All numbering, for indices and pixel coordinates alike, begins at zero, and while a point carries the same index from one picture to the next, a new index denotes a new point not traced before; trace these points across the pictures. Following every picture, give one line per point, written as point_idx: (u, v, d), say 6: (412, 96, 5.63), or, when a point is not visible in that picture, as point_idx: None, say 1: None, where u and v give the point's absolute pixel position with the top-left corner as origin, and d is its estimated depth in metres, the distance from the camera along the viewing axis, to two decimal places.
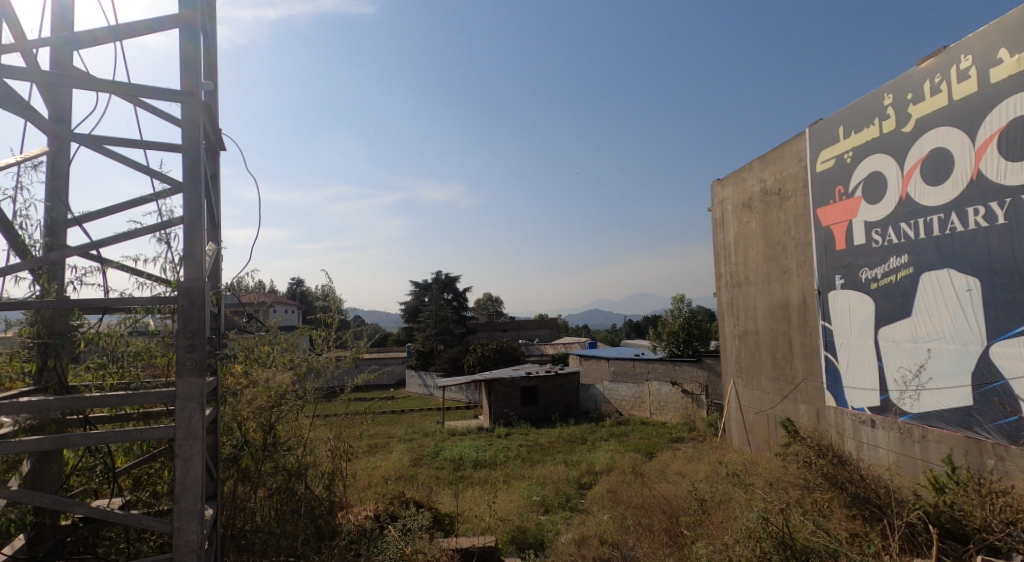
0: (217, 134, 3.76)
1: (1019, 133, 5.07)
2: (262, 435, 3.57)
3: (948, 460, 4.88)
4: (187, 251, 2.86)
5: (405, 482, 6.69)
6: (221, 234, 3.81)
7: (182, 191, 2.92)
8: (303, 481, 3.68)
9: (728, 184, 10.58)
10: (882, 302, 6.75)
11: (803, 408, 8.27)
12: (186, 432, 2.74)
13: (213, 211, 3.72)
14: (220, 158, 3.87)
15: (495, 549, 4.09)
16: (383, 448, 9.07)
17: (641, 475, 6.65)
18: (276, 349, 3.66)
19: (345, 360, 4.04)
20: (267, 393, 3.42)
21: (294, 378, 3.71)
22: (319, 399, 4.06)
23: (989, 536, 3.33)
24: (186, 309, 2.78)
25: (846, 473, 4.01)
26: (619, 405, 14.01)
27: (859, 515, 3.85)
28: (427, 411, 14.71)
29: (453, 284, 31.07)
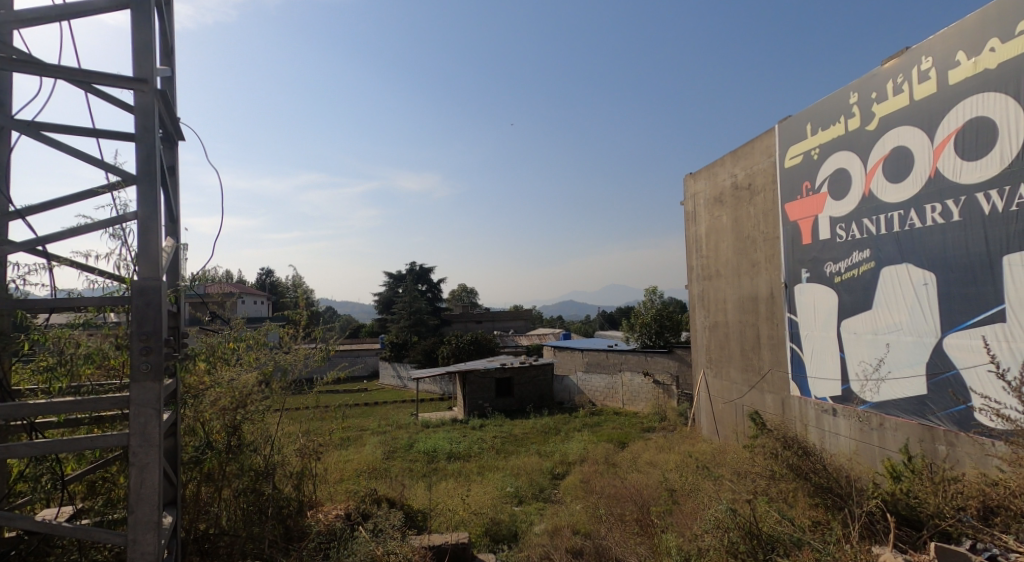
0: (174, 123, 3.65)
1: (974, 133, 5.28)
2: (227, 439, 3.46)
3: (905, 449, 5.08)
4: (142, 250, 2.78)
5: (379, 477, 6.65)
6: (180, 229, 3.71)
7: (136, 184, 2.82)
8: (269, 482, 3.69)
9: (700, 178, 10.73)
10: (845, 295, 6.97)
11: (769, 397, 8.51)
12: (142, 438, 2.70)
13: (171, 206, 3.61)
14: (178, 148, 3.76)
15: (467, 546, 4.11)
16: (355, 441, 8.99)
17: (613, 465, 6.76)
18: (241, 346, 3.62)
19: (313, 359, 4.08)
20: (231, 396, 3.37)
21: (261, 378, 3.70)
22: (288, 394, 4.03)
23: (942, 522, 3.49)
24: (141, 310, 2.72)
25: (810, 463, 4.14)
26: (592, 396, 14.19)
27: (821, 505, 3.98)
28: (401, 403, 14.63)
29: (427, 275, 30.82)
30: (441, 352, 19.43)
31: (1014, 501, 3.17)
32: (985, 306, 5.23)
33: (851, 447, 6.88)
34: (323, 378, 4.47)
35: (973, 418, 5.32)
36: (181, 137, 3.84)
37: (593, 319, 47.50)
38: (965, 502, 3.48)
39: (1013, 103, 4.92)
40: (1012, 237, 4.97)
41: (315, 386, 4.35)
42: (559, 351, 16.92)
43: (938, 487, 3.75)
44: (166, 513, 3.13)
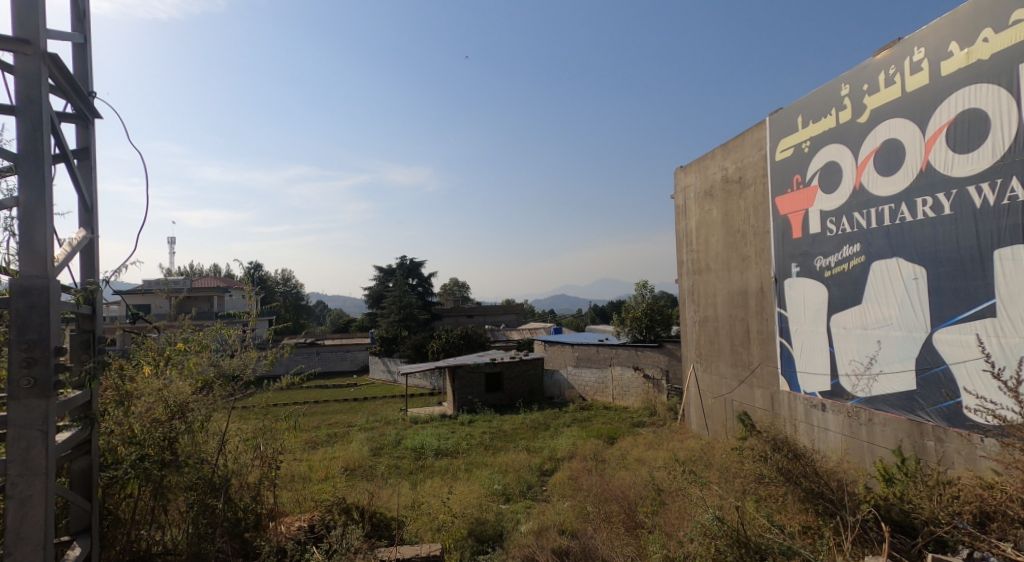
0: (85, 101, 3.50)
1: (966, 126, 5.24)
2: (163, 451, 3.26)
3: (897, 451, 4.93)
4: (24, 241, 2.75)
5: (364, 476, 6.52)
6: (96, 220, 3.53)
7: (20, 166, 2.78)
8: (221, 495, 3.49)
9: (691, 171, 10.64)
10: (835, 290, 6.91)
11: (758, 393, 8.47)
12: (27, 467, 2.71)
13: (84, 193, 3.47)
14: (93, 128, 3.61)
15: (439, 555, 3.99)
16: (343, 437, 8.85)
17: (601, 461, 6.70)
18: (187, 352, 3.60)
19: (263, 361, 3.82)
20: (164, 405, 3.25)
21: (198, 387, 3.51)
22: (240, 396, 3.85)
23: (937, 530, 3.42)
24: (24, 314, 2.73)
25: (800, 467, 4.03)
26: (583, 390, 14.15)
27: (812, 510, 3.90)
28: (390, 398, 14.47)
29: (418, 269, 30.59)
30: (431, 347, 19.29)
31: (1012, 506, 3.17)
32: (976, 301, 5.20)
33: (840, 443, 6.84)
34: (280, 380, 4.04)
35: (962, 414, 5.30)
36: (97, 116, 3.69)
37: (584, 314, 47.47)
38: (961, 509, 3.40)
39: (1005, 94, 4.88)
40: (1003, 231, 4.94)
41: (271, 386, 4.01)
42: (550, 346, 16.82)
43: (933, 492, 3.66)
44: (74, 543, 3.13)
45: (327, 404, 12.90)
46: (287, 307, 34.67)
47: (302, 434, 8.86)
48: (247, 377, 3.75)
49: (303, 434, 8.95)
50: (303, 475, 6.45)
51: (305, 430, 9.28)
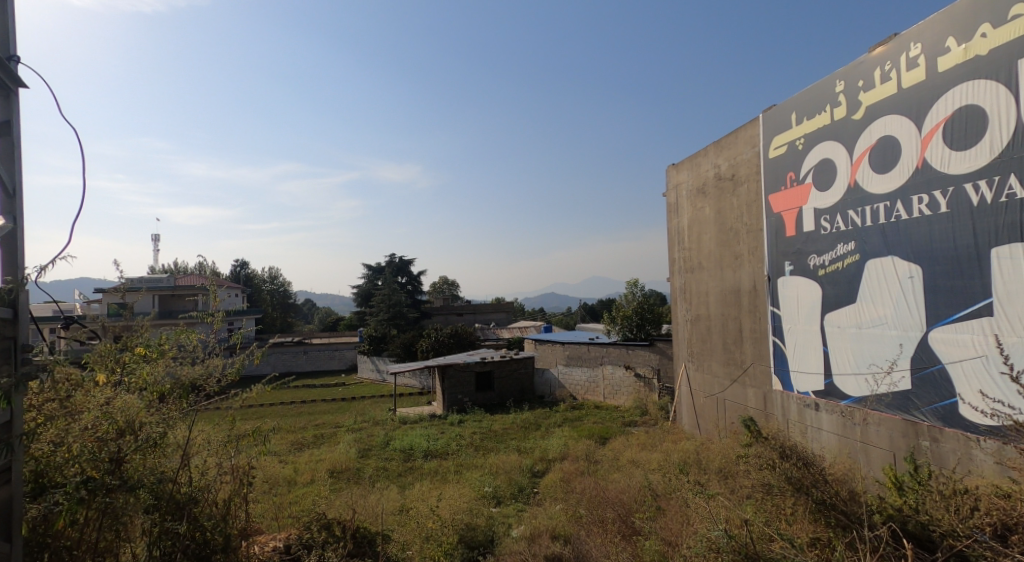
0: (3, 67, 3.00)
1: (964, 123, 5.20)
2: (108, 472, 3.04)
3: (910, 459, 4.57)
4: None
5: (352, 480, 6.35)
6: (18, 207, 3.04)
7: None
8: (183, 518, 3.39)
9: (683, 169, 10.55)
10: (829, 288, 6.85)
11: (751, 392, 8.41)
12: None
13: (2, 175, 2.96)
14: (18, 99, 3.11)
15: None
16: (330, 439, 8.65)
17: (594, 462, 6.58)
18: (141, 360, 3.46)
19: (229, 368, 3.66)
20: (111, 422, 3.09)
21: (150, 399, 3.33)
22: (200, 408, 3.65)
23: (957, 544, 3.19)
24: None
25: (810, 476, 3.89)
26: (573, 389, 14.05)
27: (823, 521, 3.72)
28: (379, 398, 14.25)
29: (407, 267, 30.34)
30: (420, 345, 19.08)
31: None
32: (972, 299, 5.17)
33: (835, 443, 6.79)
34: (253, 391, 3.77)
35: (958, 413, 5.28)
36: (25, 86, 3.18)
37: (573, 312, 47.40)
38: (981, 521, 3.22)
39: (1004, 90, 4.86)
40: (1001, 229, 4.91)
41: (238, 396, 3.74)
42: (539, 345, 16.68)
43: (951, 504, 3.52)
44: None
45: (315, 404, 12.68)
46: (274, 305, 34.23)
47: (288, 435, 8.65)
48: (211, 388, 3.60)
49: (289, 434, 8.75)
50: (287, 479, 6.26)
51: (291, 431, 9.08)
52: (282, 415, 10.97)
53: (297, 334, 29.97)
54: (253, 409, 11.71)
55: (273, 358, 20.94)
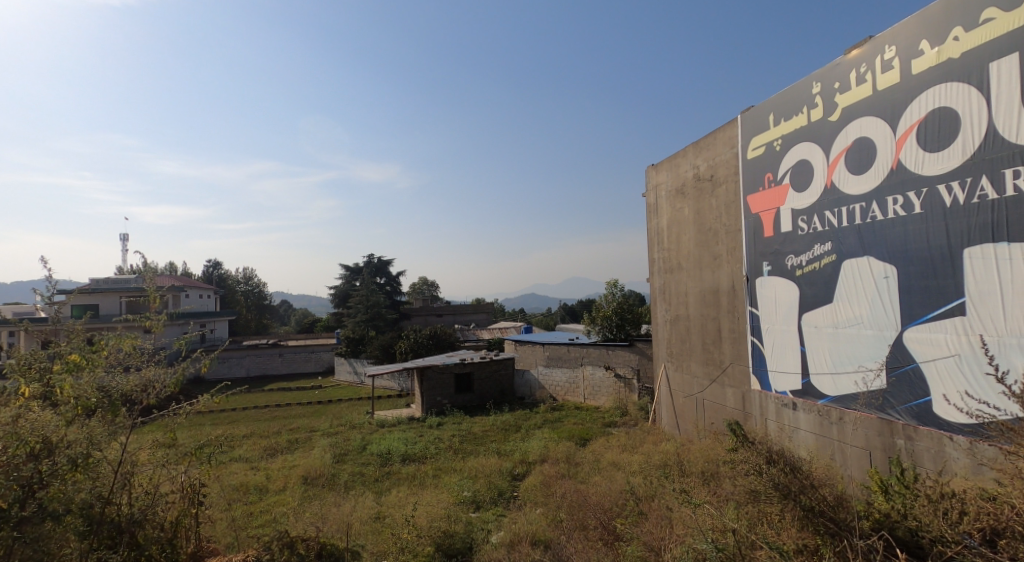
0: None
1: (937, 125, 5.26)
2: (19, 502, 3.04)
3: (897, 460, 4.51)
4: None
5: (327, 486, 6.16)
6: None
7: None
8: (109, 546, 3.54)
9: (663, 169, 10.56)
10: (807, 288, 6.89)
11: (730, 392, 8.43)
12: None
13: None
14: None
15: None
16: (305, 443, 8.44)
17: (574, 465, 6.52)
18: (70, 368, 3.44)
19: (168, 380, 3.80)
20: (24, 442, 3.10)
21: (79, 413, 3.39)
22: (136, 422, 3.78)
23: (947, 551, 3.22)
24: None
25: (797, 483, 3.83)
26: (554, 391, 13.98)
27: (811, 529, 3.67)
28: (356, 401, 14.01)
29: (385, 268, 30.00)
30: (398, 347, 18.83)
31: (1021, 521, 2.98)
32: (945, 299, 5.24)
33: (812, 442, 6.83)
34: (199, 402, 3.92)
35: (932, 411, 5.34)
36: None
37: (553, 312, 47.47)
38: (970, 527, 3.23)
39: (976, 93, 4.95)
40: (973, 230, 4.99)
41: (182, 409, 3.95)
42: (520, 346, 16.57)
43: (938, 507, 3.51)
44: None
45: (290, 408, 12.37)
46: (249, 307, 33.48)
47: (261, 440, 8.40)
48: (146, 402, 3.73)
49: (262, 440, 8.49)
50: (259, 486, 6.05)
51: (265, 436, 8.83)
52: (255, 420, 10.68)
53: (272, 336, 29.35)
54: (226, 414, 11.37)
55: (247, 360, 20.44)
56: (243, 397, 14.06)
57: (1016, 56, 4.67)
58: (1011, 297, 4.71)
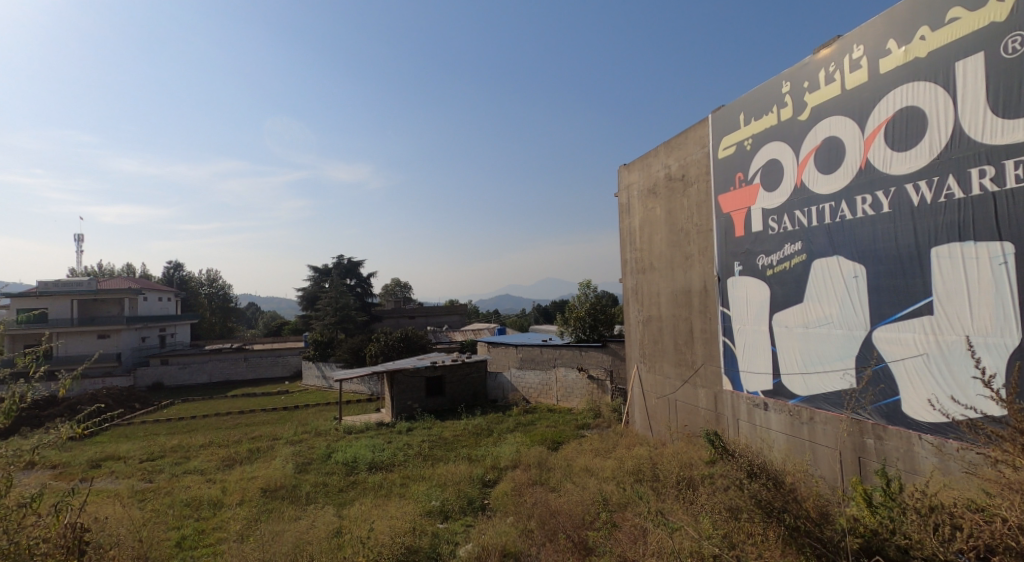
0: None
1: (904, 124, 5.27)
2: None
3: (883, 474, 4.26)
4: None
5: (286, 500, 5.83)
6: None
7: None
8: None
9: (635, 169, 10.50)
10: (778, 288, 6.87)
11: (702, 392, 8.39)
12: None
13: None
14: None
15: None
16: (266, 453, 8.07)
17: (546, 471, 6.34)
18: None
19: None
20: None
21: None
22: None
23: None
24: None
25: (781, 499, 3.69)
26: (527, 393, 13.79)
27: (796, 549, 3.54)
28: (324, 407, 13.59)
29: (356, 269, 29.44)
30: (368, 350, 18.40)
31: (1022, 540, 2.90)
32: (913, 298, 5.24)
33: (783, 442, 6.81)
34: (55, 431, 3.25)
35: (901, 411, 5.35)
36: None
37: (526, 313, 47.49)
38: (963, 544, 3.11)
39: (943, 93, 4.96)
40: (939, 229, 5.00)
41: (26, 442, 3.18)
42: (492, 347, 16.37)
43: (927, 521, 3.37)
44: None
45: (253, 415, 11.91)
46: (213, 310, 32.49)
47: (219, 450, 7.99)
48: None
49: (220, 449, 8.08)
50: (212, 501, 5.69)
51: (223, 446, 8.41)
52: (215, 428, 10.21)
53: (238, 340, 28.45)
54: (184, 422, 10.87)
55: (210, 366, 19.71)
56: (204, 404, 13.50)
57: (982, 55, 4.69)
58: (978, 297, 4.73)
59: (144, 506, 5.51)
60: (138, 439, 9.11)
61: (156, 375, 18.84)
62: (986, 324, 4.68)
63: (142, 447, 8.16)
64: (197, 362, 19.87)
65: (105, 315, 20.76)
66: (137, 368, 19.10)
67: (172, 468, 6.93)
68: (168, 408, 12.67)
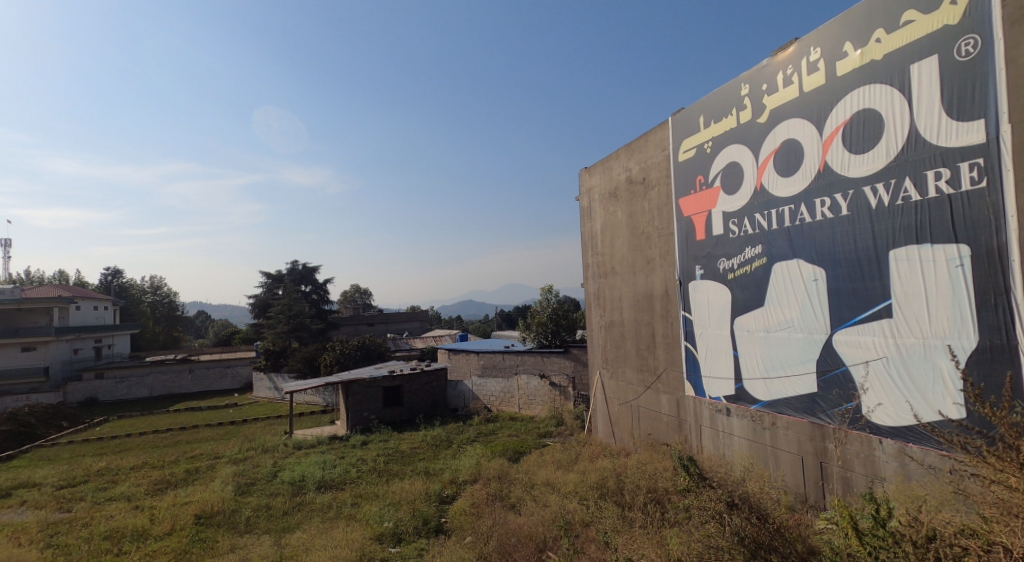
0: None
1: (862, 127, 5.26)
2: None
3: (870, 496, 3.69)
4: None
5: (222, 528, 5.34)
6: None
7: None
8: None
9: (596, 172, 10.37)
10: (739, 292, 6.80)
11: (664, 398, 8.27)
12: None
13: None
14: None
15: None
16: (205, 473, 7.48)
17: (507, 486, 6.05)
18: None
19: None
20: None
21: None
22: None
23: None
24: None
25: (754, 527, 3.61)
26: (488, 402, 13.45)
27: None
28: (274, 420, 12.89)
29: (311, 275, 28.50)
30: (323, 359, 17.68)
31: None
32: (872, 301, 5.22)
33: (746, 449, 6.72)
34: None
35: (862, 415, 5.30)
36: None
37: (490, 318, 47.05)
38: None
39: (898, 96, 4.95)
40: (897, 232, 4.98)
41: None
42: (453, 355, 15.96)
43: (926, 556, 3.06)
44: None
45: (196, 431, 11.17)
46: (157, 320, 30.88)
47: (152, 472, 7.36)
48: None
49: (153, 471, 7.44)
50: (136, 533, 5.13)
51: (157, 467, 7.76)
52: (151, 447, 9.47)
53: (184, 350, 27.03)
54: (116, 442, 10.06)
55: (150, 379, 18.56)
56: (142, 421, 12.60)
57: (936, 58, 4.69)
58: (937, 300, 4.70)
59: (53, 543, 4.93)
60: (60, 462, 8.32)
61: (86, 391, 17.48)
62: (944, 327, 4.66)
63: (62, 472, 7.42)
64: (136, 376, 18.66)
65: (32, 327, 19.28)
66: (65, 384, 17.71)
67: (95, 495, 6.29)
68: (99, 427, 11.73)
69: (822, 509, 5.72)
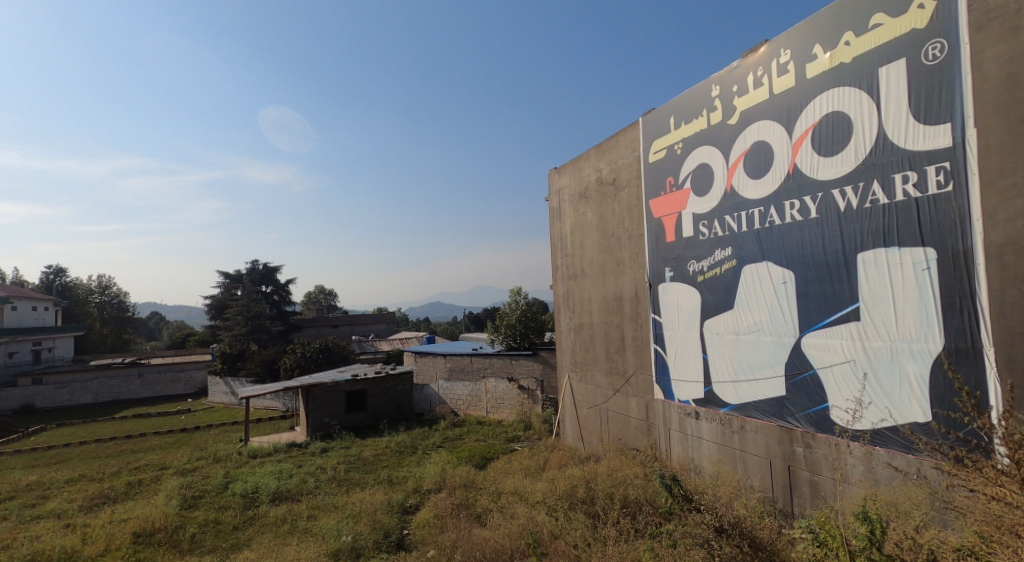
0: None
1: (831, 129, 5.25)
2: None
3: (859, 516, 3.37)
4: None
5: (163, 547, 4.95)
6: None
7: None
8: None
9: (566, 173, 10.23)
10: (708, 294, 6.73)
11: (633, 402, 8.18)
12: None
13: None
14: None
15: None
16: (149, 486, 6.99)
17: (474, 494, 5.81)
18: None
19: None
20: None
21: None
22: None
23: None
24: None
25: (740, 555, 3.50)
26: (455, 405, 13.16)
27: None
28: (229, 428, 12.30)
29: (272, 276, 27.54)
30: (283, 362, 17.01)
31: None
32: (841, 304, 5.20)
33: (715, 453, 6.65)
34: None
35: (830, 418, 5.28)
36: None
37: (458, 321, 46.46)
38: None
39: (866, 99, 4.95)
40: (866, 235, 4.97)
41: None
42: (419, 357, 15.59)
43: None
44: None
45: (143, 439, 10.54)
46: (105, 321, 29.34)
47: (89, 486, 6.83)
48: None
49: (91, 485, 6.92)
50: (65, 555, 4.70)
51: (96, 480, 7.22)
52: (90, 458, 8.83)
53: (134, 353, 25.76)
54: (52, 453, 9.37)
55: (95, 385, 17.62)
56: (84, 430, 11.81)
57: (903, 62, 4.70)
58: (904, 303, 4.70)
59: None
60: None
61: (23, 398, 16.47)
62: (910, 330, 4.66)
63: None
64: (78, 381, 17.70)
65: None
66: None
67: (21, 513, 5.77)
68: (35, 437, 10.92)
69: (790, 515, 5.69)
